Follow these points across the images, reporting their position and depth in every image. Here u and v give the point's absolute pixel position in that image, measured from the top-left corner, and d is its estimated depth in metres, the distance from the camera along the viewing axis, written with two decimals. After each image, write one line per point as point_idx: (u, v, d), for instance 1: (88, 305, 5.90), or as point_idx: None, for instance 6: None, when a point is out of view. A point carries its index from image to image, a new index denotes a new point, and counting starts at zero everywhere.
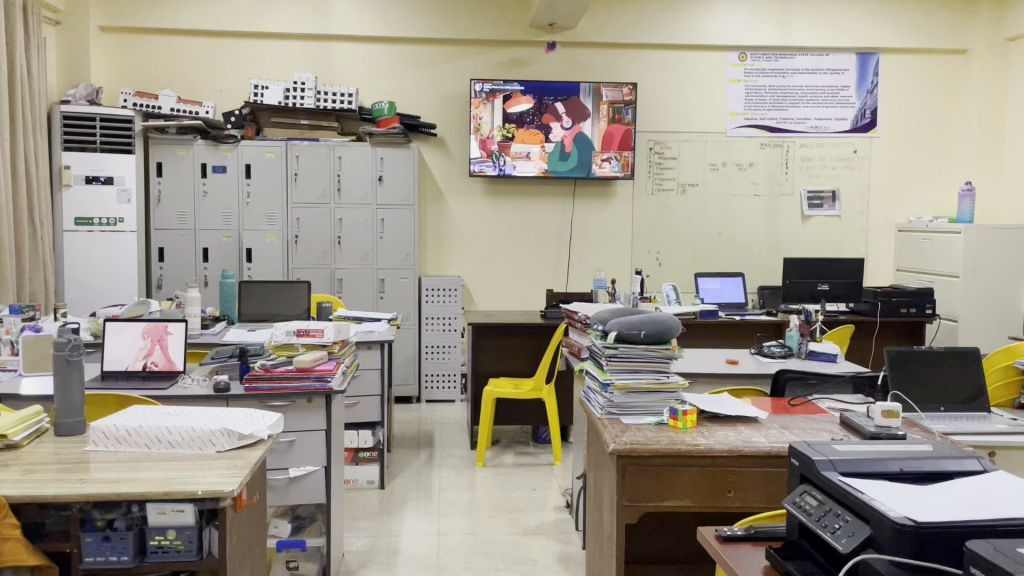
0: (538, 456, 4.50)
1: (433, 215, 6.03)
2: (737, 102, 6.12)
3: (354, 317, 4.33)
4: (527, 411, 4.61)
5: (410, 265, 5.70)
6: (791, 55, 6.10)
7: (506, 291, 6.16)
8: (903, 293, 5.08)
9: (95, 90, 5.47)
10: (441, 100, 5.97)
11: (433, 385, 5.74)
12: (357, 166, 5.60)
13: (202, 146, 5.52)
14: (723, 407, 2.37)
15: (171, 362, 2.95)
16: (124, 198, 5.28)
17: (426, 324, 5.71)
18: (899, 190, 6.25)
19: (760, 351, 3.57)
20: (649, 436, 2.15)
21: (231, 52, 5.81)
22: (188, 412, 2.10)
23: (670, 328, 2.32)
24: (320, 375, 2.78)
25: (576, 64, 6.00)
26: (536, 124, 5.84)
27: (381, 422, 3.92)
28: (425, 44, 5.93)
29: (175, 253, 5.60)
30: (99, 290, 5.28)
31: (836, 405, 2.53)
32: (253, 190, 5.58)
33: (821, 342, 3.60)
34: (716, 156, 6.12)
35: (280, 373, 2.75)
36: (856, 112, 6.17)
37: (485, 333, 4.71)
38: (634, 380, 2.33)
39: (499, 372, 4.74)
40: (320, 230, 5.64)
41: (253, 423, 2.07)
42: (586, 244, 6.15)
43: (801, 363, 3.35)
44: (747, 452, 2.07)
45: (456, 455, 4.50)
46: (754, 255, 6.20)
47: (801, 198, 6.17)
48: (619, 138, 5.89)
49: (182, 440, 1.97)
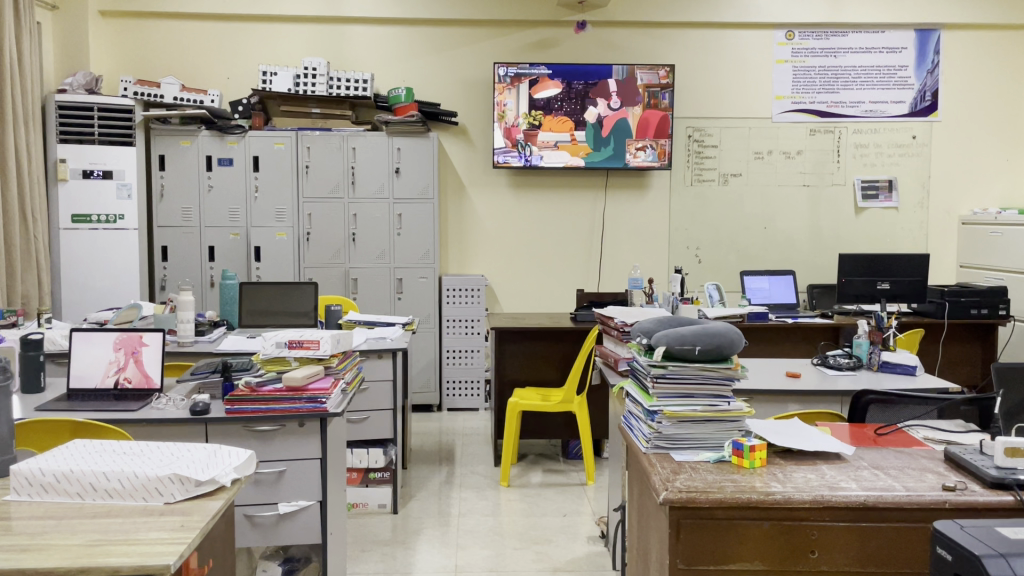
0: (568, 475, 4.07)
1: (454, 210, 5.62)
2: (784, 85, 5.63)
3: (366, 322, 3.95)
4: (556, 424, 4.18)
5: (429, 264, 5.29)
6: (844, 33, 5.59)
7: (532, 291, 5.74)
8: (974, 292, 4.62)
9: (95, 79, 5.13)
10: (463, 86, 5.56)
11: (455, 392, 5.34)
12: (372, 158, 5.20)
13: (207, 137, 5.15)
14: (797, 440, 1.92)
15: (147, 378, 2.55)
16: (124, 193, 4.97)
17: (446, 326, 5.32)
18: (962, 179, 5.73)
19: (823, 363, 3.10)
20: (708, 480, 1.72)
21: (238, 37, 5.44)
22: (135, 450, 1.70)
23: (732, 344, 1.91)
24: (313, 396, 2.37)
25: (607, 45, 5.56)
26: (565, 110, 5.39)
27: (394, 439, 3.54)
28: (444, 26, 5.52)
29: (178, 251, 5.24)
30: (98, 291, 4.97)
31: (932, 434, 2.08)
32: (261, 184, 5.20)
33: (895, 350, 3.13)
34: (760, 143, 5.65)
35: (267, 395, 2.35)
36: (915, 94, 5.64)
37: (509, 339, 4.29)
38: (686, 407, 1.90)
39: (525, 382, 4.31)
40: (334, 226, 5.26)
41: (214, 465, 1.66)
42: (619, 241, 5.71)
43: (873, 379, 2.90)
44: (834, 504, 1.63)
45: (478, 473, 4.08)
46: (801, 252, 5.71)
47: (855, 188, 5.67)
48: (654, 125, 5.42)
49: (122, 489, 1.57)
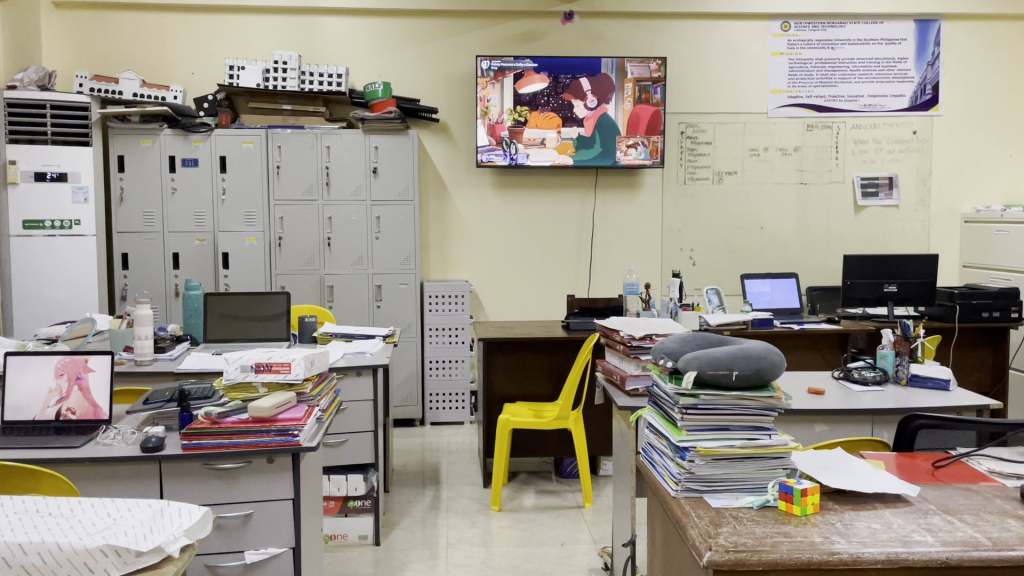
0: (563, 496, 3.78)
1: (435, 212, 5.32)
2: (780, 78, 5.39)
3: (343, 334, 3.65)
4: (550, 441, 3.90)
5: (411, 270, 4.99)
6: (842, 24, 5.36)
7: (519, 298, 5.45)
8: (985, 294, 4.38)
9: (47, 74, 4.77)
10: (444, 80, 5.26)
11: (438, 406, 5.04)
12: (348, 157, 4.90)
13: (170, 137, 4.81)
14: (851, 480, 1.65)
15: (95, 408, 2.23)
16: (81, 197, 4.62)
17: (428, 335, 5.01)
18: (963, 175, 5.52)
19: (846, 377, 2.84)
20: (758, 534, 1.44)
21: (203, 29, 5.10)
22: (62, 514, 1.39)
23: (774, 367, 1.62)
24: (284, 428, 2.06)
25: (595, 38, 5.29)
26: (552, 105, 5.11)
27: (375, 464, 3.23)
28: (423, 18, 5.22)
29: (141, 259, 4.89)
30: (54, 302, 4.62)
31: (997, 466, 1.81)
32: (229, 186, 4.87)
33: (924, 362, 2.88)
34: (756, 139, 5.41)
35: (231, 427, 2.05)
36: (915, 88, 5.43)
37: (498, 350, 4.00)
38: (722, 443, 1.62)
39: (516, 396, 4.02)
40: (308, 231, 4.94)
41: (160, 533, 1.35)
42: (609, 243, 5.44)
43: (905, 395, 2.65)
44: (912, 564, 1.35)
45: (466, 496, 3.78)
46: (799, 253, 5.48)
47: (854, 186, 5.45)
48: (646, 121, 5.15)
49: (42, 564, 1.25)
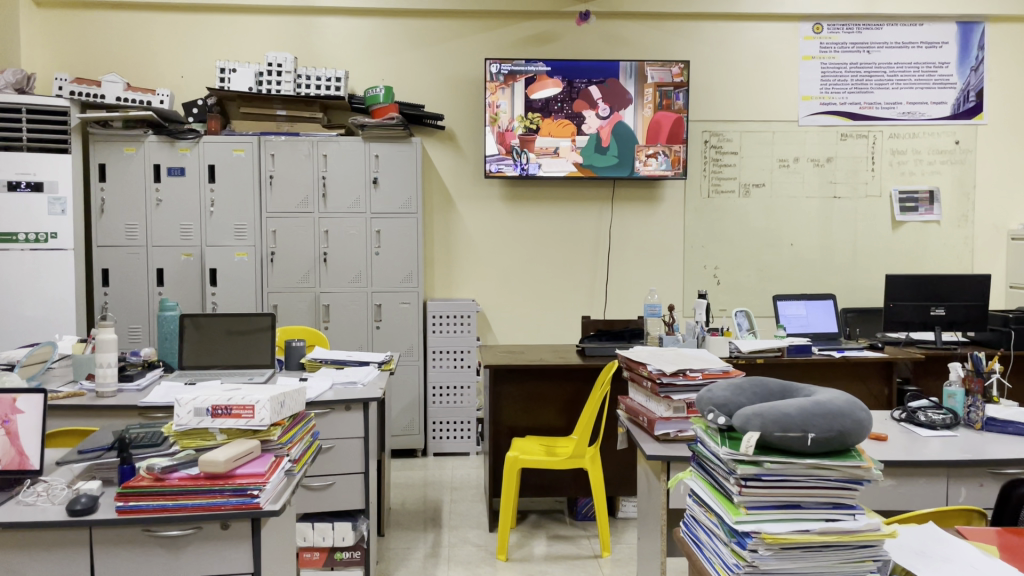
0: (578, 543, 3.39)
1: (440, 226, 4.96)
2: (812, 84, 5.03)
3: (333, 360, 3.28)
4: (563, 481, 3.52)
5: (412, 288, 4.63)
6: (878, 25, 4.98)
7: (529, 319, 5.07)
8: None
9: (26, 76, 4.46)
10: (451, 85, 4.91)
11: (442, 435, 4.64)
12: (347, 166, 4.55)
13: (154, 144, 4.48)
14: None
15: (22, 458, 1.82)
16: (58, 209, 4.29)
17: (432, 358, 4.63)
18: (1011, 189, 5.13)
19: (909, 419, 2.45)
20: None
21: (194, 31, 4.78)
22: None
23: (859, 427, 1.24)
24: (239, 487, 1.68)
25: (613, 40, 4.94)
26: (566, 112, 4.75)
27: (366, 511, 2.85)
28: (429, 19, 4.88)
29: (123, 275, 4.54)
30: (26, 321, 4.27)
31: None
32: (217, 197, 4.53)
33: (998, 402, 2.49)
34: (785, 150, 5.04)
35: (176, 486, 1.67)
36: (958, 94, 5.04)
37: (507, 378, 3.62)
38: (794, 526, 1.23)
39: (526, 430, 3.64)
40: (303, 245, 4.58)
41: None
42: (626, 260, 5.07)
43: (983, 441, 2.25)
44: None
45: (470, 542, 3.40)
46: (831, 271, 5.09)
47: (891, 200, 5.07)
48: (667, 129, 4.79)
49: None
